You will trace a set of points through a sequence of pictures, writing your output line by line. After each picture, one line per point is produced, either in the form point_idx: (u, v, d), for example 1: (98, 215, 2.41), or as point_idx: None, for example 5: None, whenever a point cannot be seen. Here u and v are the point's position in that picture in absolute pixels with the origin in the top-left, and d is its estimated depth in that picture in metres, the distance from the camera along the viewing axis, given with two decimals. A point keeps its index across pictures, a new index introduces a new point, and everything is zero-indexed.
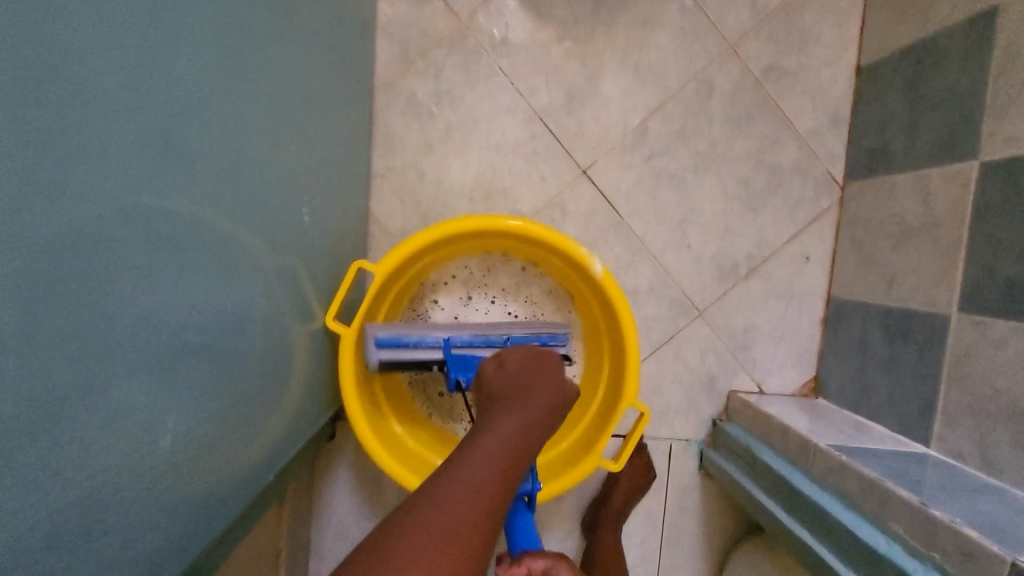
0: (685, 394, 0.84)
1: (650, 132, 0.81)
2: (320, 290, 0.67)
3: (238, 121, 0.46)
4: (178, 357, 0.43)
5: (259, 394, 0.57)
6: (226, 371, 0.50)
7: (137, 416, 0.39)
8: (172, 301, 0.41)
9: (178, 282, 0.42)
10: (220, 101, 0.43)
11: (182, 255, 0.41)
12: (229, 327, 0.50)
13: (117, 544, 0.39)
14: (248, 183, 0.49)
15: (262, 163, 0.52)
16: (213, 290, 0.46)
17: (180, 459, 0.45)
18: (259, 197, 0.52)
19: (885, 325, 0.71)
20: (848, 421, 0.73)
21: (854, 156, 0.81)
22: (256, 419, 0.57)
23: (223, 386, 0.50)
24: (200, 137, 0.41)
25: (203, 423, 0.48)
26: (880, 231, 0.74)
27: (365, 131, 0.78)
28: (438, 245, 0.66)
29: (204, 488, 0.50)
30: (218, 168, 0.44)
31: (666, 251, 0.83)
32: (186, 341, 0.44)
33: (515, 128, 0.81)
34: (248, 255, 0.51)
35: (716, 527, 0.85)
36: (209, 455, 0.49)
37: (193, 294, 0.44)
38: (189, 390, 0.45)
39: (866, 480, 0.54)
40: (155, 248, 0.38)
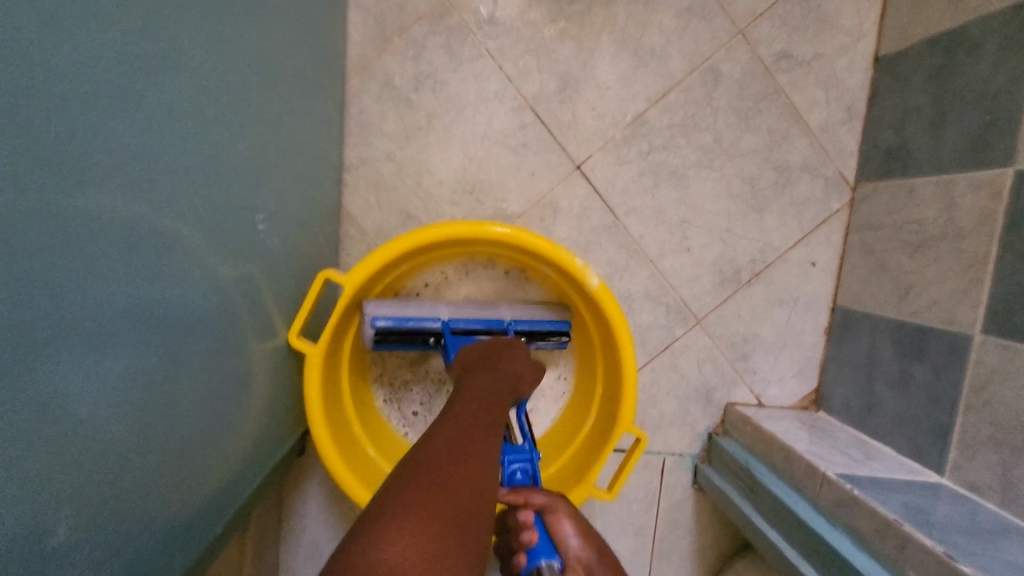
0: (681, 405, 0.79)
1: (651, 124, 0.75)
2: (283, 300, 0.60)
3: (163, 123, 0.39)
4: (100, 407, 0.36)
5: (217, 430, 0.50)
6: (171, 411, 0.44)
7: (44, 484, 0.32)
8: (82, 346, 0.34)
9: (89, 320, 0.34)
10: (134, 101, 0.36)
11: (90, 290, 0.34)
12: (171, 360, 0.43)
13: None
14: (185, 194, 0.42)
15: (202, 169, 0.44)
16: (143, 323, 0.39)
17: (103, 521, 0.37)
18: (202, 209, 0.45)
19: (897, 340, 0.67)
20: (852, 440, 0.69)
21: (868, 155, 0.75)
22: (214, 457, 0.51)
23: (160, 426, 0.42)
24: (104, 145, 0.34)
25: (133, 473, 0.40)
26: (894, 237, 0.69)
27: (335, 117, 0.70)
28: (414, 252, 0.59)
29: (152, 541, 0.43)
30: (138, 182, 0.37)
31: (664, 253, 0.77)
32: (110, 388, 0.37)
33: (503, 117, 0.74)
34: (189, 277, 0.44)
35: (709, 543, 0.82)
36: (156, 508, 0.43)
37: (113, 332, 0.36)
38: (119, 442, 0.38)
39: (882, 520, 0.50)
40: (47, 285, 0.31)
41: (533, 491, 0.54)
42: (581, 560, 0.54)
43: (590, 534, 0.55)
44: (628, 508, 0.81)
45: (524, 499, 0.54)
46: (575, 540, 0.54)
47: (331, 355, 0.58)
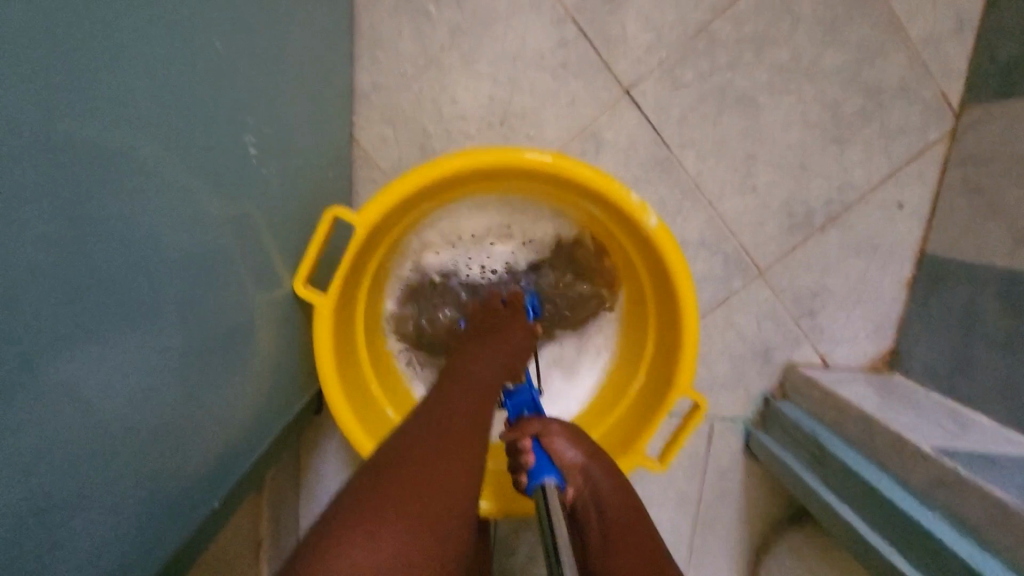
0: (735, 367, 0.71)
1: (715, 37, 0.63)
2: (286, 243, 0.52)
3: (138, 11, 0.29)
4: (88, 365, 0.30)
5: (209, 392, 0.43)
6: (153, 375, 0.36)
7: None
8: (27, 298, 0.25)
9: (39, 262, 0.26)
10: None
11: (37, 223, 0.25)
12: (164, 308, 0.36)
13: None
14: (169, 108, 0.33)
15: (190, 79, 0.35)
16: (111, 268, 0.31)
17: (106, 482, 0.33)
18: (205, 127, 0.37)
19: (1006, 294, 0.56)
20: (939, 408, 0.60)
21: (981, 71, 0.62)
22: (207, 424, 0.44)
23: (163, 375, 0.37)
24: (55, 22, 0.24)
25: (137, 426, 0.35)
26: (1010, 171, 0.57)
27: (344, 33, 0.61)
28: (438, 185, 0.50)
29: (152, 509, 0.38)
30: (101, 83, 0.28)
31: (723, 194, 0.66)
32: (107, 333, 0.31)
33: (538, 31, 0.63)
34: (172, 213, 0.35)
35: (758, 513, 0.75)
36: (154, 474, 0.38)
37: (73, 278, 0.28)
38: (85, 413, 0.30)
39: (1001, 507, 0.42)
40: (21, 212, 0.24)
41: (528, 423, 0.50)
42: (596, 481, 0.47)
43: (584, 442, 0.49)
44: (670, 475, 0.74)
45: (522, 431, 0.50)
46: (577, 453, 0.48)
47: (343, 303, 0.51)
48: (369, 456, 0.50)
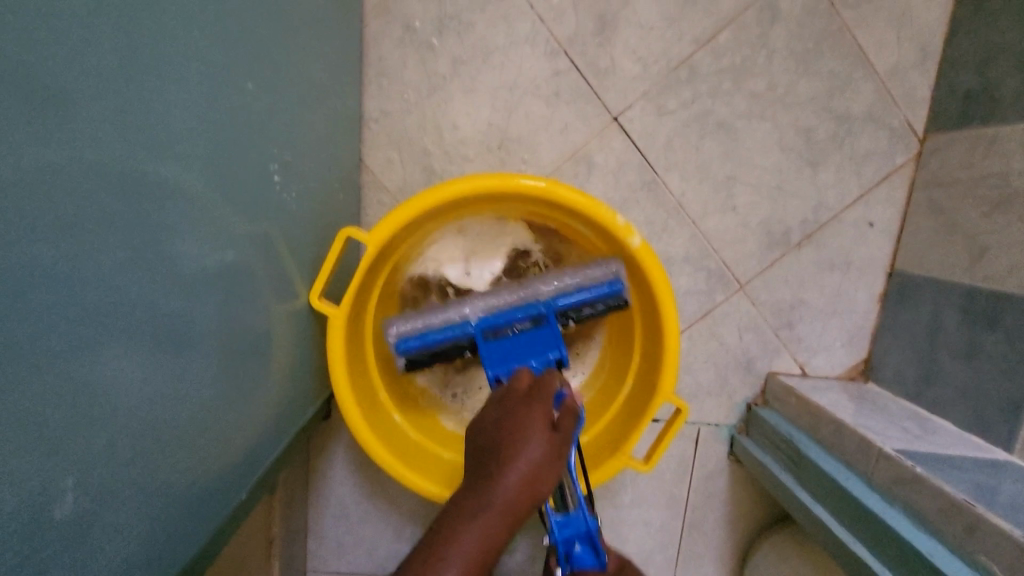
0: (719, 375, 0.75)
1: (697, 69, 0.68)
2: (301, 260, 0.57)
3: (146, 53, 0.33)
4: (141, 354, 0.36)
5: (229, 395, 0.47)
6: (178, 377, 0.40)
7: (26, 456, 0.28)
8: (61, 303, 0.30)
9: (69, 271, 0.30)
10: (142, 34, 0.33)
11: (80, 236, 0.30)
12: (203, 312, 0.42)
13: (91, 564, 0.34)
14: (180, 136, 0.37)
15: (199, 110, 0.39)
16: (136, 279, 0.35)
17: (159, 459, 0.39)
18: (228, 153, 0.43)
19: (965, 307, 0.61)
20: (906, 413, 0.65)
21: (941, 101, 0.67)
22: (228, 424, 0.48)
23: (201, 370, 0.43)
24: (74, 65, 0.28)
25: (183, 412, 0.41)
26: (968, 194, 0.62)
27: (354, 65, 0.66)
28: (441, 207, 0.55)
29: (186, 496, 0.43)
30: (118, 116, 0.32)
31: (706, 213, 0.71)
32: (155, 329, 0.37)
33: (534, 63, 0.68)
34: (188, 229, 0.39)
35: (743, 514, 0.79)
36: (195, 458, 0.43)
37: (101, 286, 0.32)
38: (118, 408, 0.34)
39: (948, 500, 0.46)
40: (83, 224, 0.30)
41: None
42: None
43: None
44: (659, 478, 0.78)
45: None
46: None
47: (354, 314, 0.56)
48: (376, 454, 0.54)
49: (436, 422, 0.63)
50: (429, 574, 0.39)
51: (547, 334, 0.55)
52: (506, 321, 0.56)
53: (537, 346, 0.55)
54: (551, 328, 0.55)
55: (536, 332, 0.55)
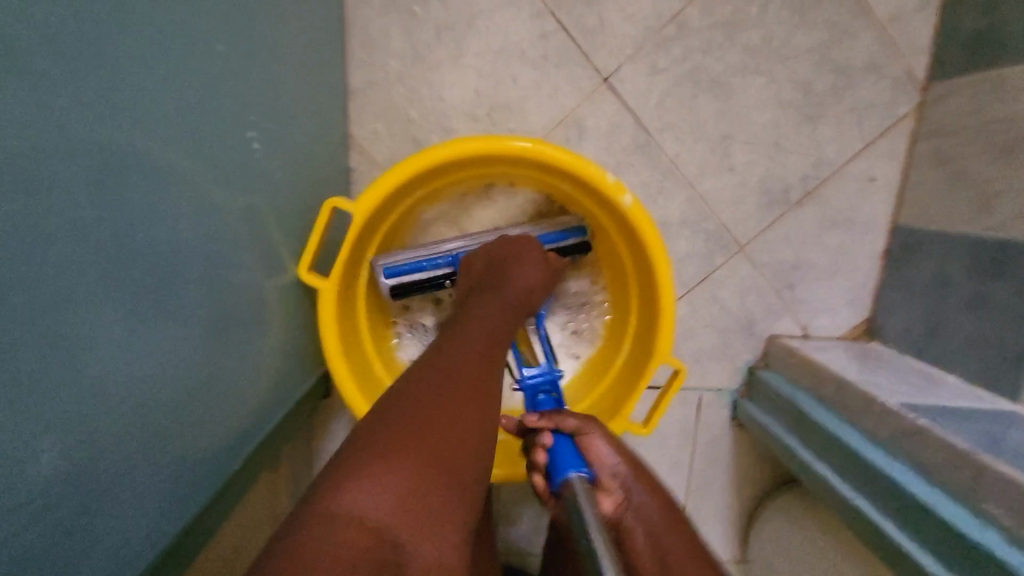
0: (721, 339, 0.74)
1: (689, 24, 0.66)
2: (291, 233, 0.56)
3: (114, 13, 0.32)
4: (132, 328, 0.36)
5: (213, 371, 0.46)
6: (160, 354, 0.39)
7: (2, 436, 0.27)
8: (25, 275, 0.28)
9: (34, 242, 0.28)
10: (125, 3, 0.32)
11: (75, 210, 0.31)
12: (189, 285, 0.42)
13: (91, 537, 0.34)
14: (153, 102, 0.35)
15: (172, 77, 0.37)
16: (128, 251, 0.35)
17: (155, 432, 0.39)
18: (211, 126, 0.42)
19: (972, 258, 0.59)
20: (911, 369, 0.64)
21: (945, 47, 0.65)
22: (213, 400, 0.46)
23: (192, 344, 0.43)
24: (35, 26, 0.27)
25: (177, 387, 0.41)
26: (974, 141, 0.60)
27: (336, 34, 0.64)
28: (428, 174, 0.54)
29: (182, 470, 0.43)
30: (80, 77, 0.30)
31: (703, 173, 0.69)
32: (144, 302, 0.37)
33: (521, 25, 0.66)
34: (163, 200, 0.38)
35: (747, 479, 0.79)
36: (190, 432, 0.43)
37: (70, 257, 0.30)
38: (93, 384, 0.33)
39: (953, 450, 0.45)
40: (76, 198, 0.30)
41: (564, 418, 0.53)
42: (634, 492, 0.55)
43: (625, 453, 0.55)
44: (663, 445, 0.78)
45: (553, 422, 0.52)
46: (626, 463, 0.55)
47: (345, 289, 0.55)
48: None
49: None
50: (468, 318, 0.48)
51: None
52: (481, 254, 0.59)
53: None
54: None
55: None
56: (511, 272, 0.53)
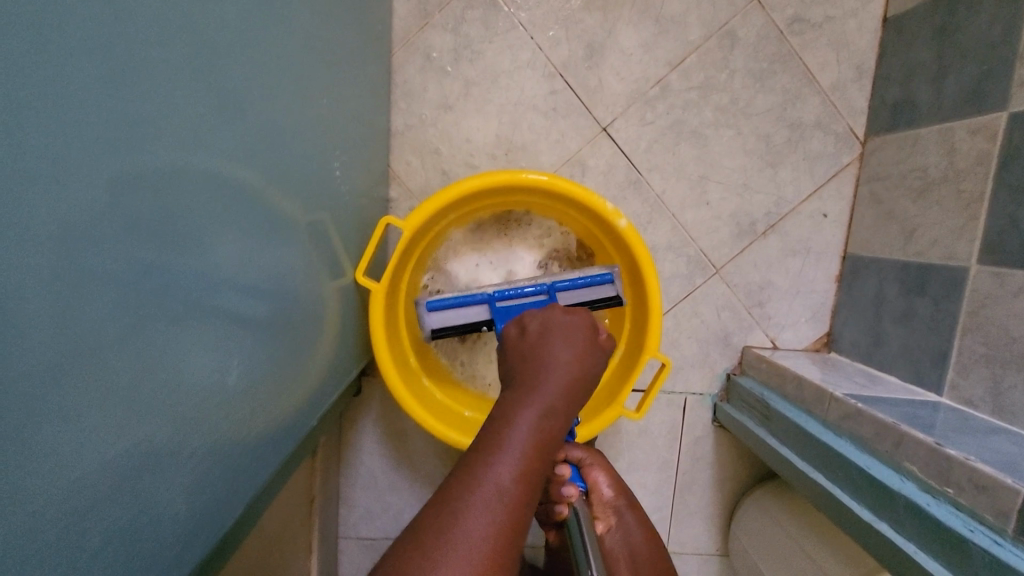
0: (702, 349, 0.86)
1: (672, 87, 0.80)
2: (345, 245, 0.67)
3: (243, 74, 0.44)
4: (238, 306, 0.47)
5: (275, 364, 0.55)
6: (251, 330, 0.50)
7: (161, 372, 0.38)
8: (188, 257, 0.39)
9: (181, 245, 0.38)
10: (250, 67, 0.45)
11: (216, 215, 0.42)
12: (273, 277, 0.53)
13: (201, 465, 0.44)
14: (251, 142, 0.46)
15: (271, 117, 0.49)
16: (241, 249, 0.47)
17: (244, 391, 0.49)
18: (292, 155, 0.54)
19: (902, 279, 0.72)
20: (859, 372, 0.76)
21: (876, 110, 0.80)
22: (273, 389, 0.55)
23: (272, 325, 0.53)
24: (206, 87, 0.39)
25: (259, 358, 0.52)
26: (901, 185, 0.74)
27: (383, 85, 0.78)
28: (462, 199, 0.67)
29: (256, 430, 0.53)
30: (220, 123, 0.42)
31: (684, 207, 0.83)
32: (247, 288, 0.48)
33: (534, 83, 0.80)
34: (250, 219, 0.48)
35: (728, 476, 0.89)
36: (263, 399, 0.53)
37: (191, 262, 0.40)
38: (193, 365, 0.42)
39: (881, 424, 0.56)
40: (216, 206, 0.42)
41: (573, 448, 0.64)
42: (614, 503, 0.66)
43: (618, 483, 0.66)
44: (653, 445, 0.88)
45: (564, 452, 0.63)
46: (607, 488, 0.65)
47: (391, 290, 0.66)
48: (411, 409, 0.64)
49: (458, 387, 0.73)
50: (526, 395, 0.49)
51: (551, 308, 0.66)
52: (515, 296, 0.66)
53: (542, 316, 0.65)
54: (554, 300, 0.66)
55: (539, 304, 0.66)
56: (561, 347, 0.55)
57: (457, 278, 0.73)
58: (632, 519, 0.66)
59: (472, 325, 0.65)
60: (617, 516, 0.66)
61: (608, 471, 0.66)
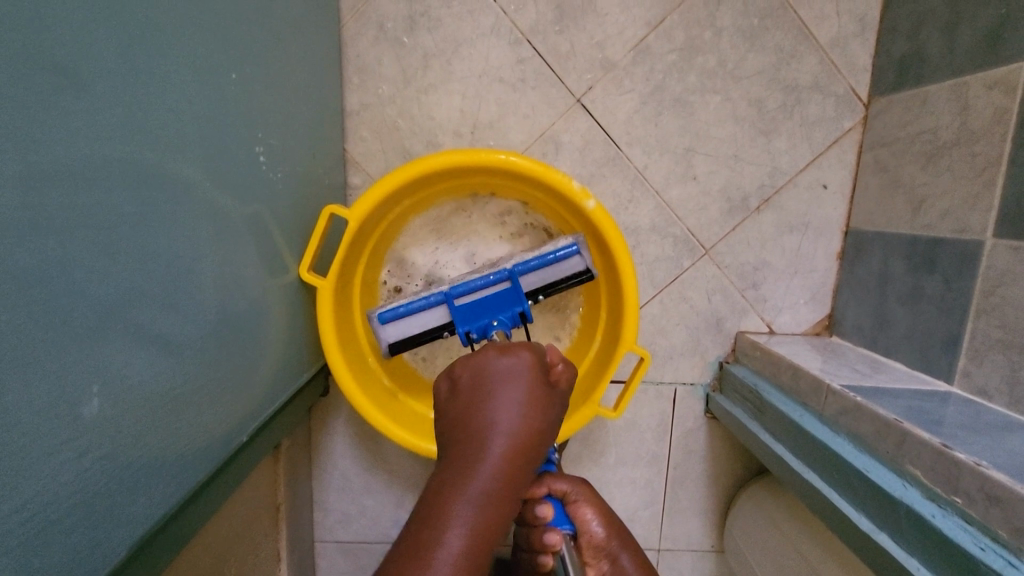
0: (691, 336, 0.80)
1: (652, 50, 0.73)
2: (290, 238, 0.62)
3: (143, 54, 0.38)
4: (160, 322, 0.42)
5: (190, 374, 0.47)
6: (178, 343, 0.45)
7: (56, 406, 0.33)
8: (79, 273, 0.34)
9: (68, 259, 0.33)
10: (150, 45, 0.39)
11: (118, 222, 0.37)
12: (202, 282, 0.47)
13: (120, 500, 0.40)
14: (162, 135, 0.41)
15: (189, 105, 0.44)
16: (157, 257, 0.41)
17: (175, 412, 0.45)
18: (219, 144, 0.48)
19: (909, 254, 0.65)
20: (862, 357, 0.70)
21: (881, 68, 0.72)
22: (189, 402, 0.47)
23: (206, 336, 0.49)
24: (84, 73, 0.34)
25: (192, 374, 0.47)
26: (908, 150, 0.67)
27: (333, 61, 0.71)
28: (416, 183, 0.60)
29: (192, 450, 0.48)
30: (111, 113, 0.36)
31: (669, 183, 0.76)
32: (169, 302, 0.43)
33: (500, 53, 0.73)
34: (127, 201, 0.38)
35: (723, 470, 0.84)
36: (201, 417, 0.49)
37: (19, 265, 0.30)
38: (76, 398, 0.35)
39: (882, 422, 0.50)
40: (117, 212, 0.37)
41: (556, 482, 0.57)
42: (606, 547, 0.60)
43: (610, 519, 0.60)
44: (641, 438, 0.83)
45: (546, 486, 0.57)
46: (596, 526, 0.59)
47: (341, 285, 0.61)
48: (364, 414, 0.59)
49: (423, 385, 0.68)
50: (466, 473, 0.44)
51: (513, 297, 0.61)
52: (473, 289, 0.61)
53: (503, 305, 0.61)
54: (516, 289, 0.60)
55: (502, 292, 0.61)
56: (510, 401, 0.46)
57: (417, 273, 0.68)
58: (626, 565, 0.61)
59: (431, 331, 0.61)
60: (612, 561, 0.61)
61: (598, 505, 0.60)
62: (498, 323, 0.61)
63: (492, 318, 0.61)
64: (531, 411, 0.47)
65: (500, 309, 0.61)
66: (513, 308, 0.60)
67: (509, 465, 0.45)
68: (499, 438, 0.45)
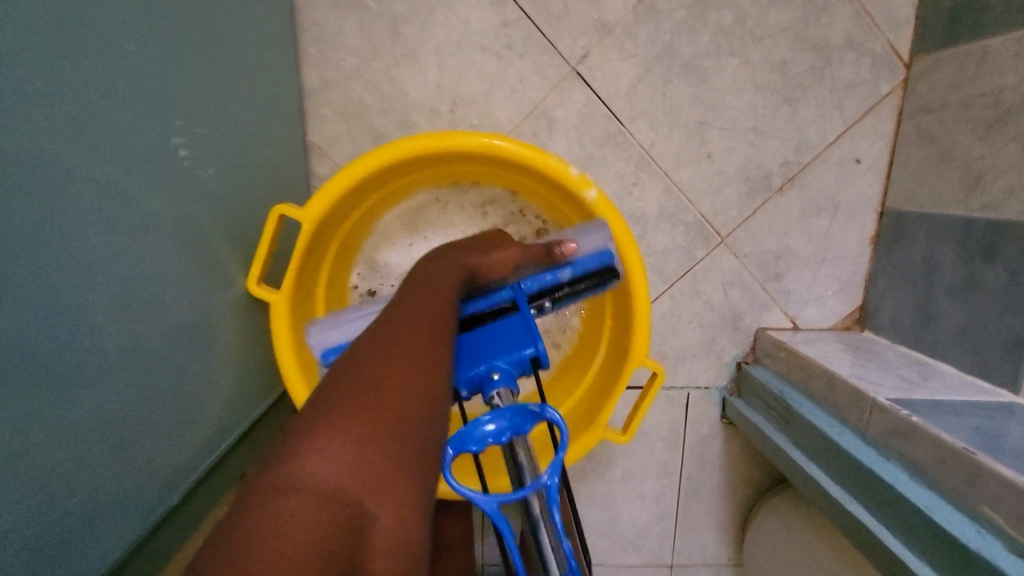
0: (707, 335, 0.71)
1: (658, 7, 0.62)
2: (239, 245, 0.52)
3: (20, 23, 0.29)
4: (83, 361, 0.34)
5: (104, 418, 0.36)
6: (114, 382, 0.37)
7: None
8: None
9: None
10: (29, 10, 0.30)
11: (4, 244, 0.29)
12: (139, 306, 0.39)
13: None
14: (56, 127, 0.32)
15: (95, 88, 0.34)
16: (68, 283, 0.33)
17: (121, 463, 0.37)
18: (146, 137, 0.39)
19: (960, 240, 0.56)
20: (902, 358, 0.61)
21: (926, 20, 0.61)
22: (96, 456, 0.35)
23: (151, 369, 0.40)
24: None
25: (141, 414, 0.39)
26: (961, 117, 0.57)
27: (286, 30, 0.61)
28: (383, 174, 0.51)
29: (152, 503, 0.41)
30: None
31: (679, 163, 0.66)
32: (94, 336, 0.35)
33: (480, 15, 0.62)
34: None
35: (742, 478, 0.76)
36: (158, 463, 0.41)
37: None
38: None
39: (946, 450, 0.42)
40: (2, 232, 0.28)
41: None
42: None
43: None
44: (651, 447, 0.75)
45: None
46: None
47: (301, 296, 0.52)
48: None
49: None
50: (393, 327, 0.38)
51: (519, 325, 0.47)
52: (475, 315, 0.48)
53: (510, 341, 0.46)
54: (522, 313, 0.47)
55: (506, 320, 0.47)
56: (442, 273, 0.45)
57: (390, 273, 0.59)
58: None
59: None
60: None
61: None
62: (501, 372, 0.45)
63: (489, 367, 0.45)
64: (451, 283, 0.45)
65: (509, 351, 0.45)
66: (520, 352, 0.45)
67: (435, 323, 0.40)
68: (430, 292, 0.43)
